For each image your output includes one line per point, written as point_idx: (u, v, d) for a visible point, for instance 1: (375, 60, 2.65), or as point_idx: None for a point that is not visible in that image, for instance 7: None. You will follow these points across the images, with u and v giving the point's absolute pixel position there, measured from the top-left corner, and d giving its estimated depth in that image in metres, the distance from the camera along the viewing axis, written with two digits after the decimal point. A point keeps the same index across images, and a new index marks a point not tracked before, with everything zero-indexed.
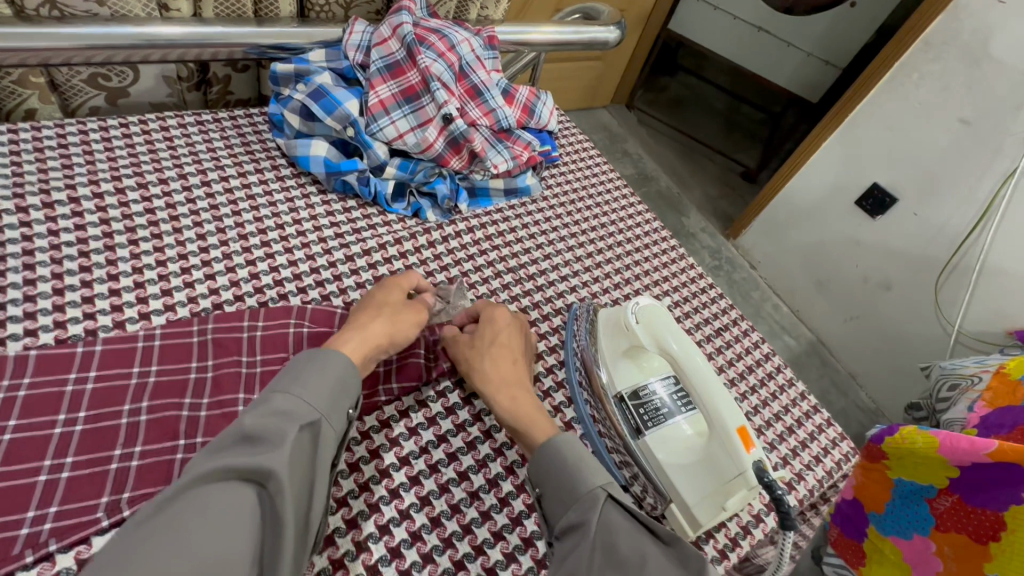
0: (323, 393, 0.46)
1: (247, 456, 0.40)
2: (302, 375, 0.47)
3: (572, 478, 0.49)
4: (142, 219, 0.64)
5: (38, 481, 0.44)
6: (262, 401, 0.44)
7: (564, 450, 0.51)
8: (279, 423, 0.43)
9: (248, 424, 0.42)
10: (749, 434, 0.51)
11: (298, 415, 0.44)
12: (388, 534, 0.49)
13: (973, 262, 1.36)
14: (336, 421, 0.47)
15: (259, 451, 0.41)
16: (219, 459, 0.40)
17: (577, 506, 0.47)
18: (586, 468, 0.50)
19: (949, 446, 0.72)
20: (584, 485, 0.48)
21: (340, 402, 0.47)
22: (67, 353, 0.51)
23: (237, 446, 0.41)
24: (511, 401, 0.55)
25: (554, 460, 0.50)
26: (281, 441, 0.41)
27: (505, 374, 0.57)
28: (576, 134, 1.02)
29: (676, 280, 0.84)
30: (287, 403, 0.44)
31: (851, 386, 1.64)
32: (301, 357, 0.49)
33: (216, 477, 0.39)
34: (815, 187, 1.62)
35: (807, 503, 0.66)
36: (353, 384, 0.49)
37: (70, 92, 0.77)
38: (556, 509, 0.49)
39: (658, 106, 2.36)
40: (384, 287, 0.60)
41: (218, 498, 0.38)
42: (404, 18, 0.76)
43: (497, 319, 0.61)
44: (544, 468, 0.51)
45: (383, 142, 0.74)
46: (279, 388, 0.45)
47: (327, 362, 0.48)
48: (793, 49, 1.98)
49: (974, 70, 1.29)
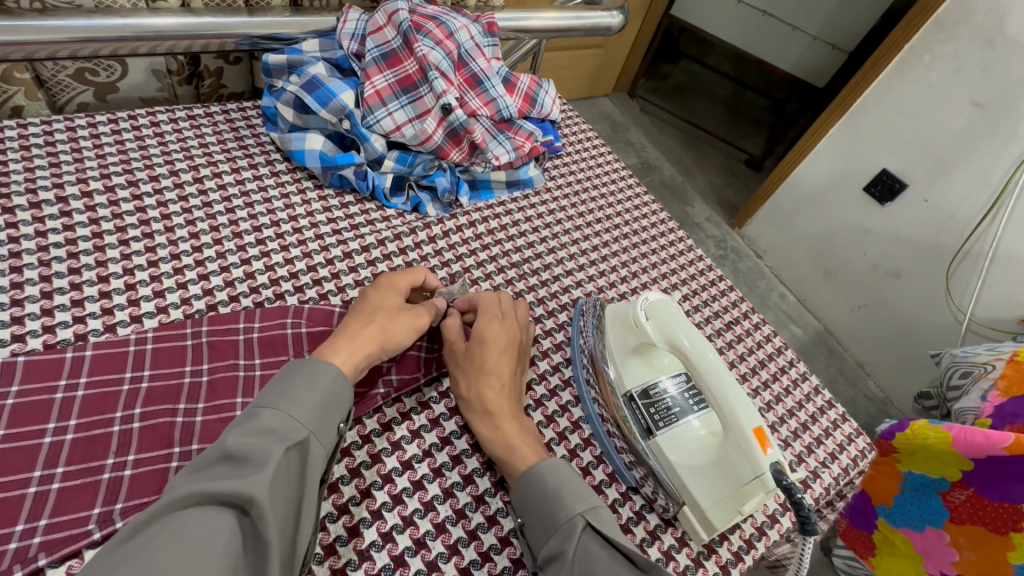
0: (311, 408, 0.45)
1: (228, 478, 0.38)
2: (290, 387, 0.46)
3: (551, 506, 0.47)
4: (133, 218, 0.62)
5: (28, 493, 0.43)
6: (249, 417, 0.43)
7: (545, 478, 0.49)
8: (264, 443, 0.41)
9: (230, 444, 0.40)
10: (765, 434, 0.49)
11: (285, 434, 0.43)
12: (391, 542, 0.47)
13: (985, 248, 1.33)
14: (326, 437, 0.45)
15: (241, 473, 0.39)
16: (198, 480, 0.38)
17: (557, 535, 0.46)
18: (567, 494, 0.48)
19: (964, 439, 0.81)
20: (563, 513, 0.46)
21: (331, 416, 0.46)
22: (57, 359, 0.49)
23: (220, 466, 0.39)
24: (495, 430, 0.53)
25: (533, 488, 0.49)
26: (265, 463, 0.40)
27: (491, 402, 0.54)
28: (580, 123, 1.00)
29: (684, 271, 0.81)
30: (275, 420, 0.43)
31: (859, 375, 1.61)
32: (291, 365, 0.48)
33: (194, 500, 0.37)
34: (823, 174, 1.59)
35: (823, 501, 0.64)
36: (345, 395, 0.48)
37: (57, 88, 0.75)
38: (538, 538, 0.47)
39: (661, 94, 2.32)
40: (378, 289, 0.57)
41: (198, 521, 0.36)
42: (399, 4, 0.73)
43: (489, 334, 0.56)
44: (524, 498, 0.49)
45: (381, 135, 0.72)
46: (264, 402, 0.44)
47: (318, 370, 0.47)
48: (799, 33, 1.93)
49: (988, 51, 1.25)
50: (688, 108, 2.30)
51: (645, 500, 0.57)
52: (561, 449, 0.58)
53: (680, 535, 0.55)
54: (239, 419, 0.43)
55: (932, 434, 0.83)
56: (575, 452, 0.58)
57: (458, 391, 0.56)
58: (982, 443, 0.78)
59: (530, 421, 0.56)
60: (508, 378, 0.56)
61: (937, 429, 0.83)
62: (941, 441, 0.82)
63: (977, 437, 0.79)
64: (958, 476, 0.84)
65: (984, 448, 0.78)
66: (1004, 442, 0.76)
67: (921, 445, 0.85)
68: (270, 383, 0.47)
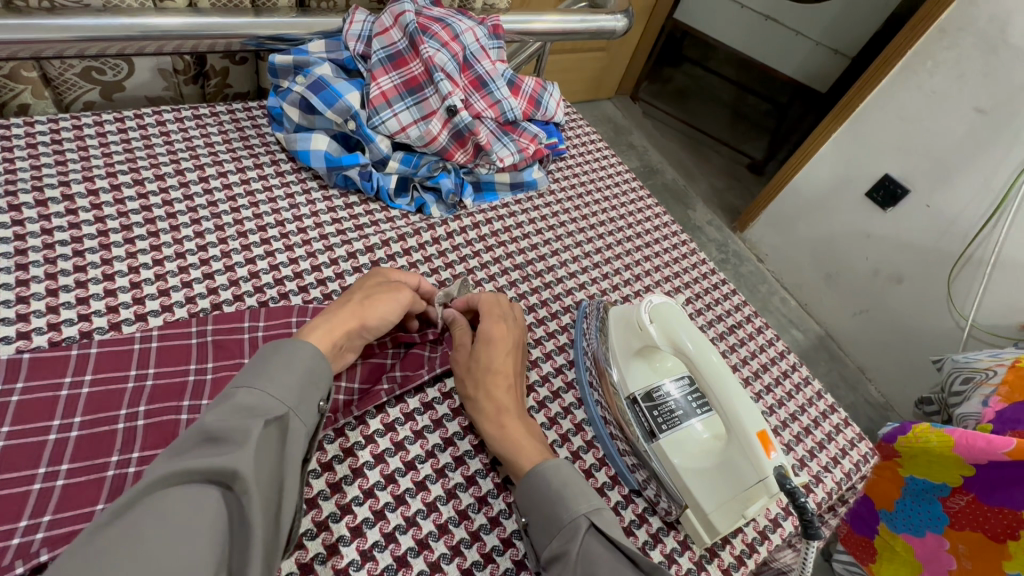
0: (289, 386, 0.45)
1: (209, 456, 0.38)
2: (268, 366, 0.46)
3: (555, 507, 0.47)
4: (139, 216, 0.62)
5: (33, 490, 0.43)
6: (226, 397, 0.43)
7: (547, 477, 0.48)
8: (242, 420, 0.41)
9: (208, 423, 0.40)
10: (769, 438, 0.49)
11: (263, 411, 0.43)
12: (394, 542, 0.47)
13: (987, 255, 1.33)
14: (306, 414, 0.45)
15: (223, 451, 0.39)
16: (178, 459, 0.38)
17: (560, 536, 0.46)
18: (569, 494, 0.47)
19: (966, 445, 0.80)
20: (567, 513, 0.46)
21: (310, 392, 0.46)
22: (62, 356, 0.49)
23: (201, 447, 0.39)
24: (501, 430, 0.52)
25: (536, 489, 0.48)
26: (247, 439, 0.40)
27: (498, 401, 0.54)
28: (584, 125, 1.00)
29: (687, 275, 0.81)
30: (252, 398, 0.43)
31: (860, 380, 1.61)
32: (268, 346, 0.47)
33: (178, 479, 0.37)
34: (825, 179, 1.59)
35: (826, 506, 0.64)
36: (323, 374, 0.47)
37: (64, 87, 0.75)
38: (541, 537, 0.47)
39: (663, 98, 2.33)
40: (367, 278, 0.58)
41: (185, 500, 0.36)
42: (406, 6, 0.74)
43: (497, 335, 0.57)
44: (527, 497, 0.49)
45: (386, 136, 0.72)
46: (240, 381, 0.44)
47: (293, 349, 0.47)
48: (802, 38, 1.94)
49: (991, 57, 1.25)
50: (690, 112, 2.31)
51: (648, 503, 0.57)
52: (564, 451, 0.58)
53: (682, 539, 0.56)
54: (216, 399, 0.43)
55: (934, 438, 0.83)
56: (578, 454, 0.58)
57: (462, 393, 0.56)
58: (982, 449, 0.78)
59: (532, 421, 0.55)
60: (513, 376, 0.56)
61: (939, 432, 0.83)
62: (942, 445, 0.83)
63: (979, 442, 0.79)
64: (959, 482, 0.84)
65: (985, 452, 0.78)
66: (1007, 447, 0.76)
67: (924, 449, 0.85)
68: (247, 364, 0.46)
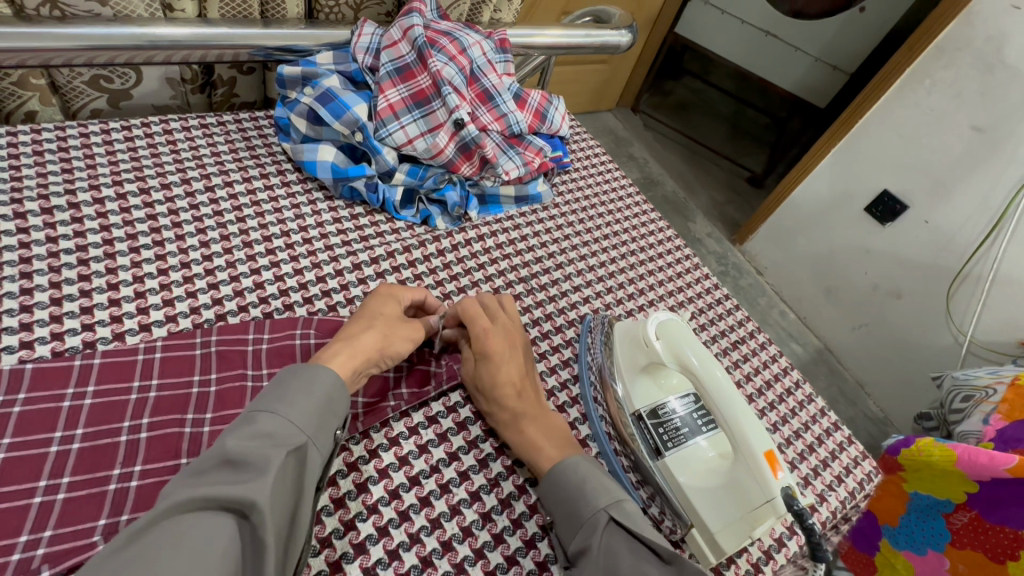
0: (309, 414, 0.44)
1: (227, 483, 0.38)
2: (288, 391, 0.45)
3: (576, 502, 0.48)
4: (144, 225, 0.62)
5: (33, 503, 0.42)
6: (246, 421, 0.42)
7: (568, 474, 0.50)
8: (263, 447, 0.40)
9: (229, 448, 0.39)
10: (776, 458, 0.49)
11: (284, 439, 0.42)
12: (397, 559, 0.47)
13: (985, 270, 1.33)
14: (324, 444, 0.45)
15: (241, 479, 0.39)
16: (195, 484, 0.38)
17: (582, 530, 0.47)
18: (590, 489, 0.49)
19: (970, 463, 0.71)
20: (587, 508, 0.47)
21: (327, 421, 0.45)
22: (64, 366, 0.49)
23: (219, 471, 0.39)
24: (523, 436, 0.54)
25: (559, 484, 0.50)
26: (266, 469, 0.39)
27: (511, 410, 0.54)
28: (588, 139, 1.00)
29: (690, 290, 0.82)
30: (273, 424, 0.42)
31: (859, 396, 1.61)
32: (289, 369, 0.47)
33: (194, 504, 0.37)
34: (824, 194, 1.60)
35: (830, 525, 0.63)
36: (339, 403, 0.47)
37: (71, 94, 0.75)
38: (564, 531, 0.49)
39: (664, 111, 2.35)
40: (378, 300, 0.57)
41: (200, 525, 0.36)
42: (415, 20, 0.74)
43: (494, 345, 0.56)
44: (550, 493, 0.50)
45: (393, 148, 0.72)
46: (259, 405, 0.43)
47: (314, 374, 0.46)
48: (801, 54, 1.96)
49: (988, 77, 1.27)
50: (691, 125, 2.33)
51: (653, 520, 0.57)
52: None
53: (687, 559, 0.55)
54: (237, 422, 0.42)
55: (935, 451, 0.75)
56: None
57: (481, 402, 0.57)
58: (986, 465, 0.69)
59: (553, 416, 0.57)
60: (522, 380, 0.56)
61: (942, 446, 0.75)
62: (943, 459, 0.74)
63: (982, 458, 0.70)
64: (963, 499, 0.72)
65: (987, 468, 0.69)
66: (1010, 464, 0.67)
67: (925, 462, 0.76)
68: (267, 387, 0.46)
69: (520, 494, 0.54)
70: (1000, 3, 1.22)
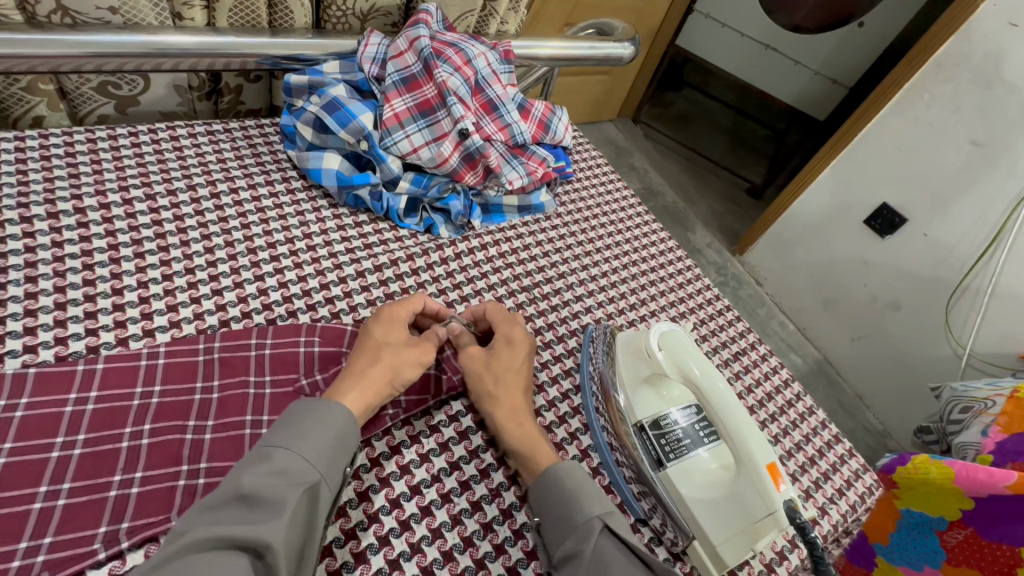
0: (323, 451, 0.45)
1: (244, 522, 0.39)
2: (302, 427, 0.45)
3: (569, 508, 0.48)
4: (150, 231, 0.62)
5: (33, 509, 0.42)
6: (262, 457, 0.43)
7: (562, 477, 0.50)
8: (279, 486, 0.41)
9: (247, 484, 0.40)
10: (778, 470, 0.49)
11: (298, 477, 0.43)
12: (398, 569, 0.47)
13: (984, 284, 1.34)
14: (334, 481, 0.45)
15: (257, 518, 0.39)
16: (211, 521, 0.38)
17: (573, 536, 0.47)
18: (584, 497, 0.49)
19: (967, 476, 0.74)
20: (580, 514, 0.47)
21: (338, 459, 0.46)
22: (68, 371, 0.49)
23: (233, 509, 0.40)
24: (520, 428, 0.54)
25: (551, 488, 0.50)
26: (282, 508, 0.40)
27: (515, 401, 0.56)
28: (590, 149, 1.01)
29: (692, 300, 0.82)
30: (289, 462, 0.43)
31: (858, 407, 1.60)
32: (302, 405, 0.47)
33: (208, 544, 0.37)
34: (823, 205, 1.61)
35: (832, 538, 0.63)
36: (351, 440, 0.47)
37: (79, 100, 0.76)
38: (554, 537, 0.48)
39: (664, 121, 2.36)
40: (382, 324, 0.57)
41: (214, 565, 0.36)
42: (422, 31, 0.75)
43: (515, 340, 0.60)
44: (542, 496, 0.50)
45: (397, 157, 0.73)
46: (275, 441, 0.44)
47: (327, 411, 0.47)
48: (800, 67, 1.97)
49: (986, 92, 1.28)
50: (691, 136, 2.34)
51: (653, 533, 0.56)
52: None
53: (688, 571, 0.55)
54: (252, 457, 0.43)
55: (933, 469, 0.78)
56: None
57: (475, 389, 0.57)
58: (982, 482, 0.72)
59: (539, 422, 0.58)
60: (526, 378, 0.59)
61: (939, 465, 0.78)
62: (942, 477, 0.77)
63: (980, 474, 0.73)
64: (957, 515, 0.75)
65: (985, 486, 0.72)
66: (1008, 480, 0.70)
67: (923, 481, 0.79)
68: (279, 420, 0.46)
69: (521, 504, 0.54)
70: (998, 20, 1.24)
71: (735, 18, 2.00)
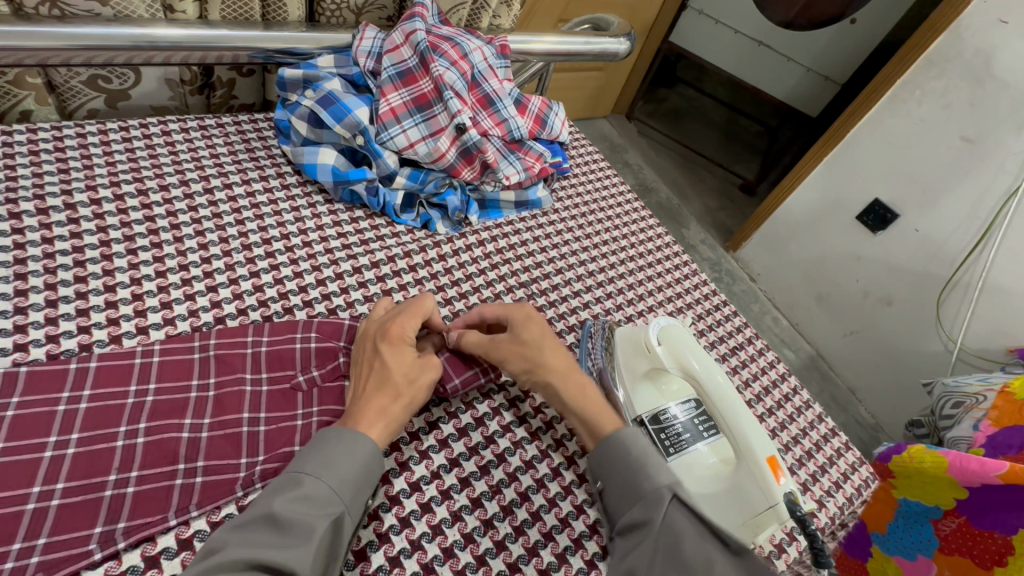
0: (349, 481, 0.45)
1: (273, 545, 0.39)
2: (331, 455, 0.45)
3: (636, 475, 0.49)
4: (142, 227, 0.61)
5: (26, 510, 0.41)
6: (292, 483, 0.43)
7: (629, 445, 0.51)
8: (308, 513, 0.41)
9: (278, 508, 0.41)
10: (778, 464, 0.50)
11: (324, 504, 0.43)
12: (398, 566, 0.46)
13: (974, 279, 1.35)
14: (357, 511, 0.45)
15: (285, 543, 0.40)
16: (242, 542, 0.39)
17: (642, 503, 0.47)
18: (651, 466, 0.49)
19: (959, 467, 0.75)
20: (649, 482, 0.48)
21: (363, 489, 0.46)
22: (60, 369, 0.48)
23: (264, 532, 0.40)
24: (580, 392, 0.56)
25: (616, 454, 0.51)
26: (310, 536, 0.40)
27: (568, 370, 0.57)
28: (587, 144, 1.01)
29: (689, 296, 0.82)
30: (318, 489, 0.43)
31: (850, 401, 1.62)
32: (332, 432, 0.47)
33: (238, 565, 0.37)
34: (816, 201, 1.62)
35: (830, 530, 0.64)
36: (375, 470, 0.47)
37: (68, 93, 0.74)
38: (620, 504, 0.49)
39: (658, 117, 2.37)
40: (394, 349, 0.52)
41: None
42: (417, 25, 0.74)
43: (528, 313, 0.59)
44: (608, 461, 0.51)
45: (394, 151, 0.72)
46: (306, 467, 0.44)
47: (356, 443, 0.46)
48: (793, 64, 1.98)
49: (977, 88, 1.29)
50: (685, 133, 2.35)
51: None
52: (570, 474, 0.57)
53: None
54: (283, 483, 0.43)
55: (928, 459, 0.77)
56: (583, 477, 0.58)
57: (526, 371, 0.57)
58: (976, 472, 0.72)
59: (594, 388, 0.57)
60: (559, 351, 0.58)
61: (933, 453, 0.77)
62: (937, 467, 0.76)
63: (972, 464, 0.73)
64: (951, 505, 0.77)
65: (978, 475, 0.72)
66: (999, 470, 0.71)
67: (917, 470, 0.78)
68: (308, 446, 0.46)
69: (523, 500, 0.54)
70: (989, 16, 1.25)
71: (729, 14, 2.00)
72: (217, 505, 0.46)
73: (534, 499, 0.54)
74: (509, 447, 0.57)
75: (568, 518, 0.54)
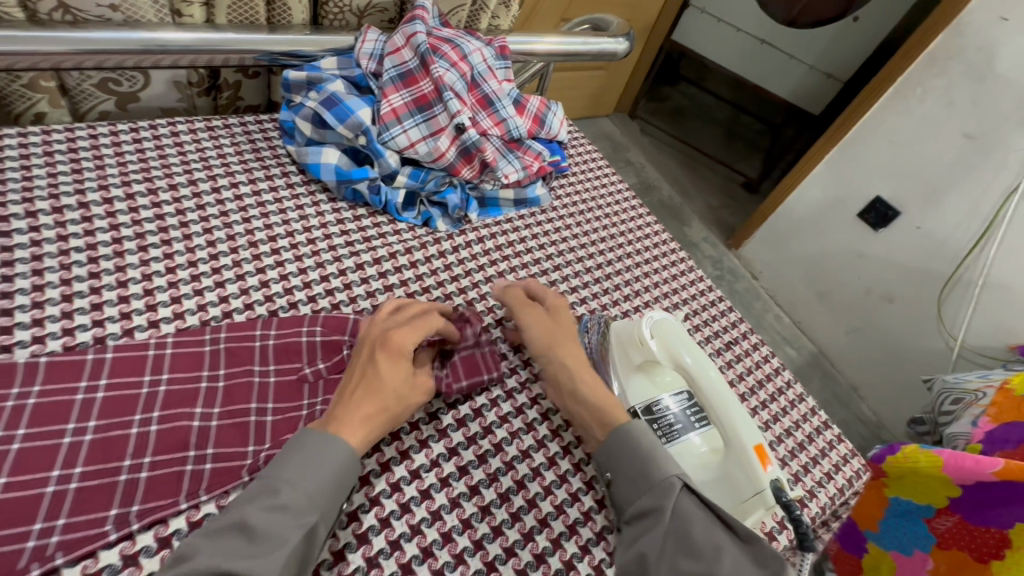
0: (323, 489, 0.46)
1: (243, 555, 0.41)
2: (307, 461, 0.46)
3: (647, 466, 0.51)
4: (152, 225, 0.63)
5: (47, 492, 0.43)
6: (267, 492, 0.45)
7: (640, 439, 0.53)
8: (277, 523, 0.43)
9: (249, 517, 0.42)
10: (766, 453, 0.53)
11: (297, 513, 0.44)
12: (399, 550, 0.48)
13: (975, 276, 1.36)
14: (330, 517, 0.46)
15: (255, 552, 0.42)
16: (213, 550, 0.41)
17: (652, 492, 0.50)
18: (661, 457, 0.52)
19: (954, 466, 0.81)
20: (659, 474, 0.50)
21: (338, 496, 0.47)
22: (77, 360, 0.50)
23: (235, 540, 0.42)
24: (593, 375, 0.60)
25: (628, 447, 0.53)
26: (277, 547, 0.42)
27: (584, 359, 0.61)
28: (586, 143, 1.03)
29: (686, 292, 0.84)
30: (291, 497, 0.45)
31: (851, 398, 1.63)
32: (312, 437, 0.48)
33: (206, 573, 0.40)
34: (817, 199, 1.63)
35: (820, 520, 0.65)
36: (351, 477, 0.48)
37: (80, 96, 0.77)
38: (628, 494, 0.52)
39: (660, 116, 2.38)
40: (391, 360, 0.53)
41: None
42: (417, 27, 0.76)
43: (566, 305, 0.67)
44: (618, 452, 0.53)
45: (395, 151, 0.74)
46: (282, 474, 0.45)
47: (334, 450, 0.47)
48: (795, 62, 1.98)
49: (979, 86, 1.30)
50: (687, 131, 2.36)
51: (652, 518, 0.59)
52: (565, 463, 0.59)
53: None
54: (259, 491, 0.45)
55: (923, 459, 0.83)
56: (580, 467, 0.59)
57: (545, 351, 0.62)
58: (972, 470, 0.79)
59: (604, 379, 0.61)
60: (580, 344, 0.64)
61: (927, 454, 0.83)
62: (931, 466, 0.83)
63: (967, 463, 0.80)
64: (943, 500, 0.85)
65: (974, 473, 0.79)
66: (994, 468, 0.77)
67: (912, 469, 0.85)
68: (286, 451, 0.47)
69: (520, 487, 0.56)
70: (990, 14, 1.25)
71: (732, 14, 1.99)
72: (225, 490, 0.48)
73: (531, 487, 0.56)
74: (507, 437, 0.59)
75: (563, 505, 0.56)
